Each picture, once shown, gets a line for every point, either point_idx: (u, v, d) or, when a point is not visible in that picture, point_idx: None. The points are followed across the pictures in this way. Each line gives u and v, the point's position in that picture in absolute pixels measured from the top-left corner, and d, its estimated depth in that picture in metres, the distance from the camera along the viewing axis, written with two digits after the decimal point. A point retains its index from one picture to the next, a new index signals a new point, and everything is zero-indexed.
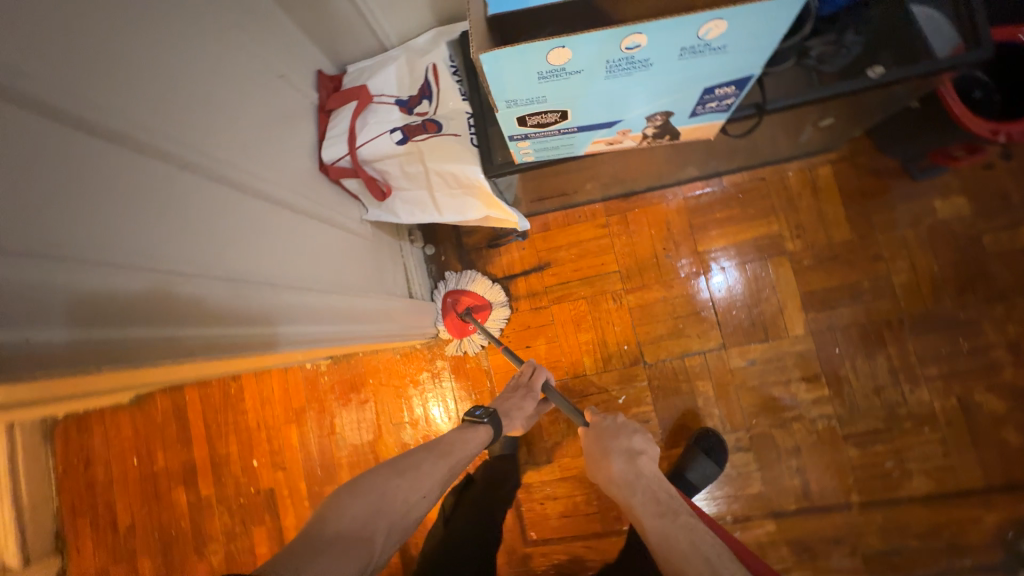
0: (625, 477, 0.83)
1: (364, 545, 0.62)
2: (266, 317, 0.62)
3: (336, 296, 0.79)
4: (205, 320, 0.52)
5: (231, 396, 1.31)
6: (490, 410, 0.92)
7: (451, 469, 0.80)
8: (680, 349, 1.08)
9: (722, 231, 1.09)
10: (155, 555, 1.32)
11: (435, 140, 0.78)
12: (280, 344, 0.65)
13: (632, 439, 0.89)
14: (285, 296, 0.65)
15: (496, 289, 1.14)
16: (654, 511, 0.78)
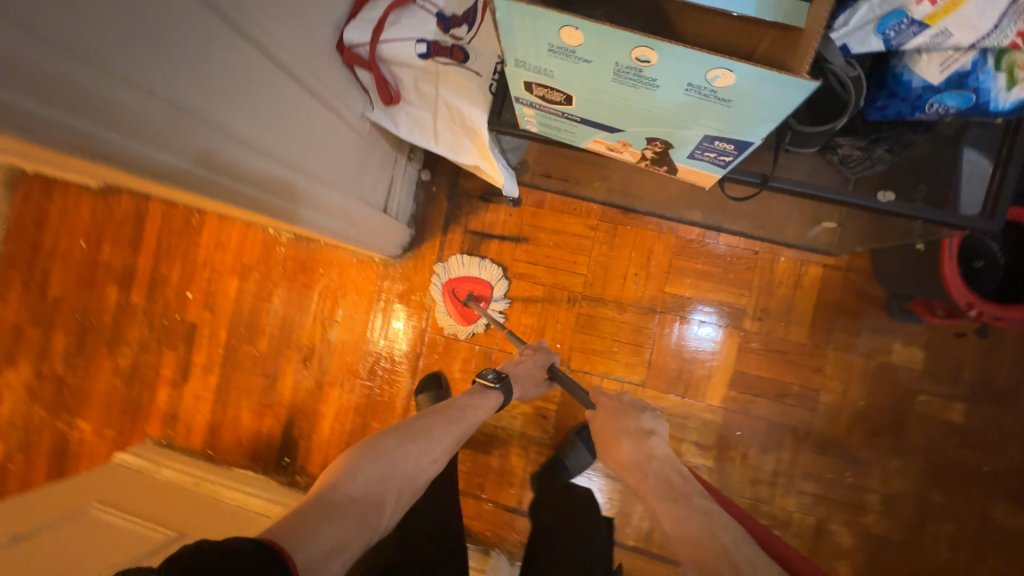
0: (637, 458, 0.81)
1: (373, 506, 0.69)
2: (249, 178, 0.66)
3: (323, 185, 0.82)
4: (192, 159, 0.57)
5: (191, 226, 1.33)
6: (502, 375, 0.96)
7: (458, 436, 0.85)
8: (604, 370, 1.11)
9: (695, 282, 1.09)
10: (72, 334, 1.38)
11: (456, 70, 0.75)
12: (252, 205, 0.71)
13: (643, 420, 0.86)
14: (274, 168, 0.69)
15: (487, 266, 1.15)
16: (668, 496, 0.74)
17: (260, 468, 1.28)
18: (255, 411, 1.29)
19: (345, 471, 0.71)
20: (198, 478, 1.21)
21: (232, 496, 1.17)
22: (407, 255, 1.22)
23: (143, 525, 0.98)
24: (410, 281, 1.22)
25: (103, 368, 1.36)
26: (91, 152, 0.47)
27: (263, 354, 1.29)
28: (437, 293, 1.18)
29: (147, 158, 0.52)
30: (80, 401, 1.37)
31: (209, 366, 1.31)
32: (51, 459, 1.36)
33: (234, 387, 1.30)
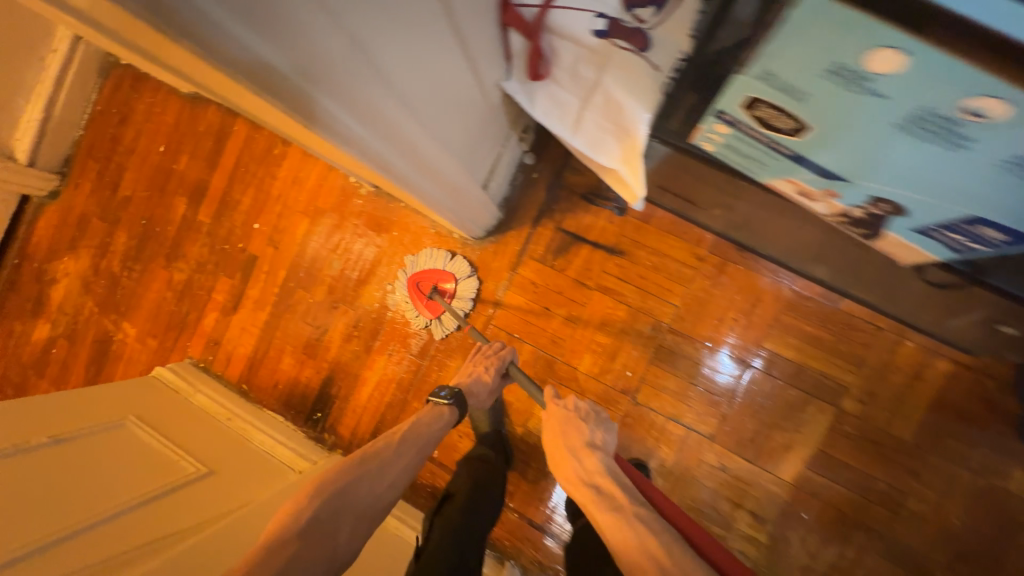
0: (582, 475, 0.70)
1: (326, 539, 0.64)
2: (375, 126, 0.59)
3: (440, 151, 0.74)
4: (326, 91, 0.50)
5: (272, 156, 1.27)
6: (455, 390, 0.90)
7: (418, 457, 0.82)
8: (672, 412, 1.02)
9: (797, 344, 0.98)
10: (133, 236, 1.36)
11: (631, 59, 0.64)
12: (367, 156, 0.64)
13: (588, 434, 0.76)
14: (400, 117, 0.61)
15: (455, 261, 1.13)
16: (607, 506, 0.64)
17: (289, 416, 1.25)
18: (296, 360, 1.25)
19: (292, 512, 0.65)
20: (228, 411, 1.19)
21: (260, 439, 1.15)
22: (489, 239, 1.14)
23: (178, 451, 0.96)
24: (485, 266, 1.14)
25: (157, 278, 1.34)
26: (236, 61, 0.41)
27: (317, 303, 1.24)
28: (401, 289, 1.17)
29: (283, 79, 0.45)
30: (129, 304, 1.36)
31: (261, 302, 1.28)
32: (93, 354, 1.37)
33: (281, 330, 1.27)
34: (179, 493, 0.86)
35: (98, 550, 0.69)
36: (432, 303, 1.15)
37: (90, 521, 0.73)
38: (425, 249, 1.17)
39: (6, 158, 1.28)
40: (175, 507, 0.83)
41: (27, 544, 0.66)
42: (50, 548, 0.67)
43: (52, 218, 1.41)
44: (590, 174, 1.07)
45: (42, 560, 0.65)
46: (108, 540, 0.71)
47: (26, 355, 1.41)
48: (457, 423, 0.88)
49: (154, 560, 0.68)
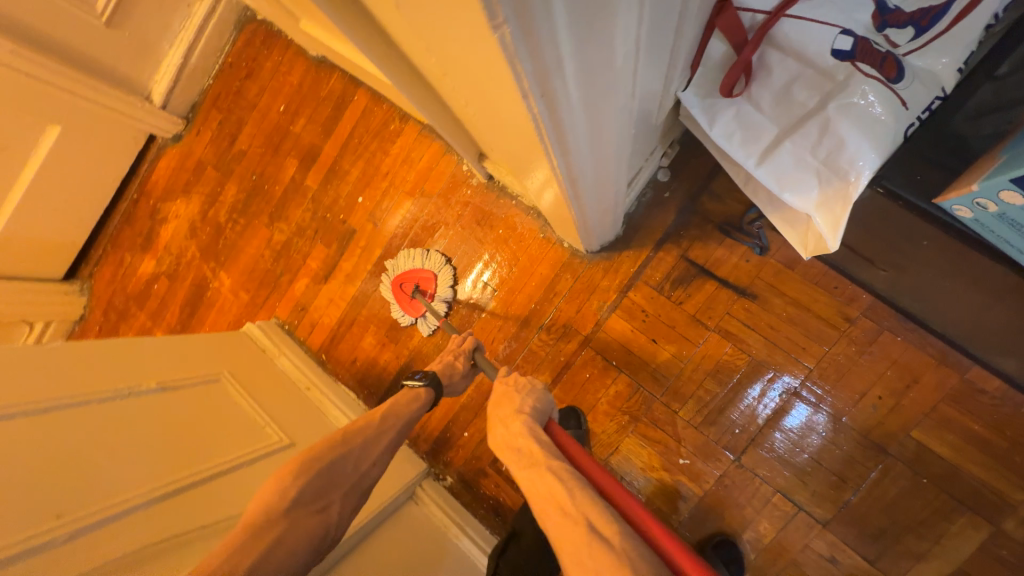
0: (506, 440, 0.58)
1: (316, 514, 0.63)
2: (593, 142, 0.51)
3: (617, 162, 0.65)
4: (584, 107, 0.42)
5: (387, 131, 1.24)
6: (430, 372, 0.80)
7: (399, 437, 0.74)
8: (781, 484, 0.91)
9: (956, 443, 0.83)
10: (243, 190, 1.39)
11: (874, 87, 0.54)
12: (562, 173, 0.56)
13: (518, 401, 0.63)
14: (614, 131, 0.52)
15: (430, 257, 1.17)
16: (525, 464, 0.54)
17: (362, 395, 1.24)
18: (378, 342, 1.24)
19: (277, 488, 0.62)
20: (309, 380, 1.19)
21: (334, 414, 1.14)
22: (602, 254, 1.04)
23: (262, 417, 0.96)
24: (592, 284, 1.05)
25: (258, 234, 1.36)
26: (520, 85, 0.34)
27: None
28: (386, 290, 1.19)
29: (564, 97, 0.37)
30: (229, 255, 1.39)
31: (353, 276, 1.27)
32: (188, 297, 1.42)
33: (367, 308, 1.25)
34: (260, 463, 0.85)
35: (184, 521, 0.68)
36: (415, 301, 1.17)
37: (180, 487, 0.73)
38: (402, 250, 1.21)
39: (143, 99, 1.35)
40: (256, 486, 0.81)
41: (123, 502, 0.66)
42: (145, 509, 0.67)
43: (172, 159, 1.47)
44: (732, 203, 0.96)
45: (135, 521, 0.65)
46: (198, 510, 0.71)
47: (130, 287, 1.49)
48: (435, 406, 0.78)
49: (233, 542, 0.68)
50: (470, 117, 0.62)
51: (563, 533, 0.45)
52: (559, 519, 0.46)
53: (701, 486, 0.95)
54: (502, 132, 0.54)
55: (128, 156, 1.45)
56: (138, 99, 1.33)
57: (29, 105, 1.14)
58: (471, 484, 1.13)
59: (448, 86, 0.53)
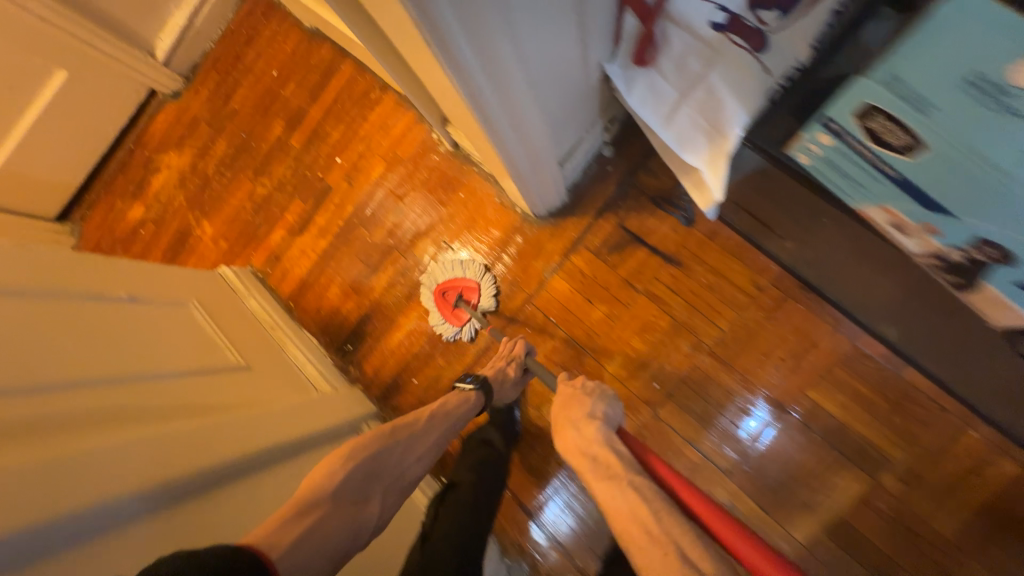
0: (581, 445, 0.65)
1: (351, 507, 0.68)
2: (493, 74, 0.62)
3: (537, 112, 0.76)
4: (474, 48, 0.56)
5: (368, 99, 1.35)
6: (479, 377, 0.96)
7: (445, 434, 0.86)
8: (690, 435, 0.99)
9: (843, 401, 0.92)
10: (232, 146, 1.49)
11: (743, 56, 0.63)
12: (479, 116, 0.69)
13: (589, 406, 0.71)
14: (520, 81, 0.67)
15: (476, 265, 1.16)
16: (602, 475, 0.59)
17: (323, 341, 1.32)
18: (342, 292, 1.33)
19: (327, 472, 0.68)
20: (275, 321, 1.27)
21: (293, 354, 1.22)
22: (550, 220, 1.14)
23: (223, 340, 1.05)
24: (538, 246, 1.14)
25: (241, 188, 1.46)
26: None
27: (374, 244, 1.31)
28: (428, 299, 1.20)
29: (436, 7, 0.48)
30: (213, 205, 1.49)
31: (325, 231, 1.36)
32: (171, 242, 1.51)
33: (336, 261, 1.34)
34: (216, 375, 0.95)
35: (144, 396, 0.79)
36: (458, 311, 1.18)
37: (139, 375, 0.82)
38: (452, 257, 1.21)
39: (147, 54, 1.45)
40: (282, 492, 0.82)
41: (73, 376, 0.74)
42: (91, 386, 0.75)
43: (170, 114, 1.57)
44: (666, 180, 1.06)
45: (86, 393, 0.73)
46: (142, 398, 0.79)
47: (118, 230, 1.58)
48: (481, 408, 0.93)
49: (182, 425, 0.76)
50: (416, 71, 0.73)
51: (648, 559, 0.49)
52: (636, 536, 0.51)
53: None
54: (424, 64, 0.65)
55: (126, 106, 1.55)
56: (142, 53, 1.44)
57: (40, 48, 1.24)
58: None
59: (387, 32, 0.62)
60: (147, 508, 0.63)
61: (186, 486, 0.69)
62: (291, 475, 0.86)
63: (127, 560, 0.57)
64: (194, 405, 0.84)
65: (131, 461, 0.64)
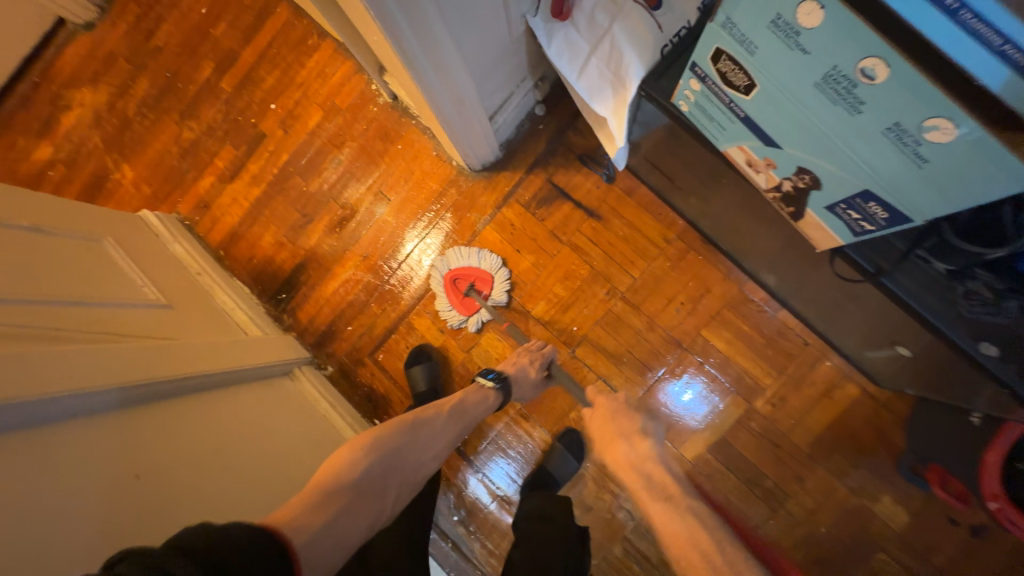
0: (632, 459, 0.75)
1: (376, 499, 0.71)
2: (412, 15, 0.64)
3: (461, 62, 0.80)
4: (401, 9, 0.62)
5: (305, 45, 1.32)
6: (502, 377, 0.97)
7: (461, 431, 0.89)
8: (603, 371, 1.10)
9: (730, 339, 1.05)
10: (155, 85, 1.40)
11: (641, 12, 0.70)
12: (405, 62, 0.72)
13: (643, 422, 0.82)
14: (455, 46, 0.75)
15: (488, 257, 1.15)
16: (658, 496, 0.69)
17: (255, 290, 1.31)
18: (276, 240, 1.31)
19: (349, 462, 0.71)
20: (199, 266, 1.24)
21: (221, 299, 1.21)
22: (485, 173, 1.19)
23: (140, 276, 1.03)
24: (473, 199, 1.19)
25: (166, 131, 1.39)
26: None
27: (311, 193, 1.30)
28: (436, 284, 1.17)
29: None
30: (134, 147, 1.40)
31: (258, 178, 1.33)
32: (85, 185, 1.41)
33: (271, 209, 1.32)
34: (149, 310, 0.97)
35: (84, 320, 0.84)
36: (468, 299, 1.16)
37: (73, 301, 0.86)
38: (464, 246, 1.18)
39: None
40: (265, 457, 0.87)
41: None
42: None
43: (81, 48, 1.45)
44: (591, 138, 1.13)
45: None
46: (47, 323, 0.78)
47: (21, 171, 1.45)
48: (499, 408, 0.95)
49: (93, 350, 0.76)
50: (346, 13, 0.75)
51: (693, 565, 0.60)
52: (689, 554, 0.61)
53: None
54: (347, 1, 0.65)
55: (27, 32, 1.42)
56: None
57: None
58: (349, 372, 1.24)
59: None
60: (110, 408, 0.74)
61: (138, 395, 0.78)
62: (218, 408, 0.89)
63: (82, 441, 0.67)
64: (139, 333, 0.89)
65: (89, 366, 0.73)
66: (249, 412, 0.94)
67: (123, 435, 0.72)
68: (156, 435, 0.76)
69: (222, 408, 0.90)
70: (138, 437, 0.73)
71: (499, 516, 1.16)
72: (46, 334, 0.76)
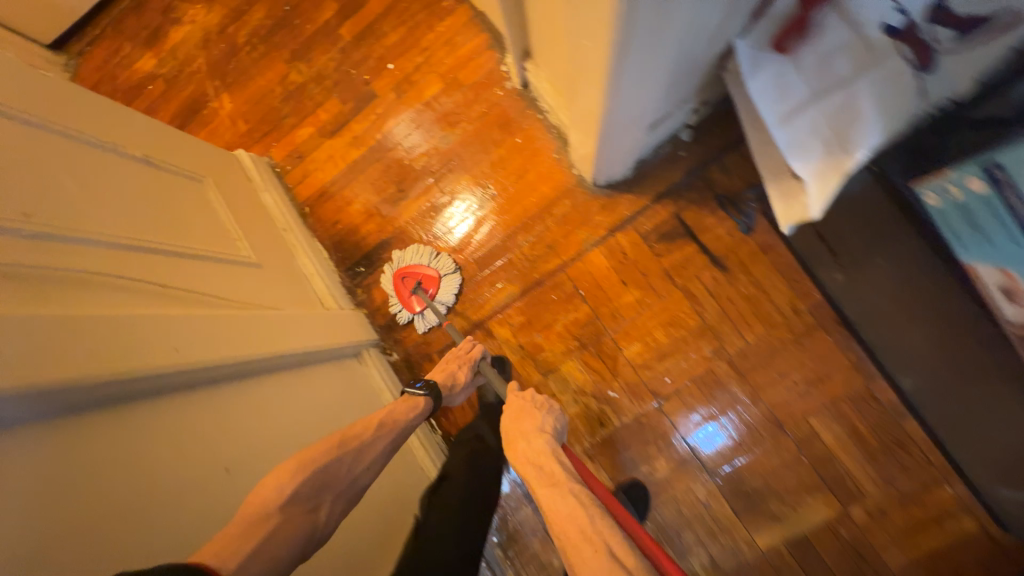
0: (529, 454, 0.75)
1: (306, 514, 0.64)
2: (649, 28, 0.55)
3: (653, 80, 0.70)
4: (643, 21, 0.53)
5: (438, 8, 1.23)
6: (432, 384, 0.92)
7: (393, 444, 0.80)
8: (687, 433, 1.02)
9: (838, 433, 0.96)
10: (271, 17, 1.33)
11: (900, 71, 0.58)
12: (611, 73, 0.62)
13: (540, 420, 0.81)
14: (665, 25, 0.56)
15: (441, 258, 1.15)
16: (548, 483, 0.69)
17: (333, 256, 1.25)
18: (365, 209, 1.24)
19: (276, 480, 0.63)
20: (286, 223, 1.19)
21: (303, 262, 1.15)
22: (607, 190, 1.09)
23: (235, 229, 0.98)
24: (586, 216, 1.09)
25: (273, 68, 1.31)
26: None
27: (411, 167, 1.22)
28: (386, 283, 1.17)
29: None
30: (238, 78, 1.33)
31: (359, 139, 1.25)
32: (182, 107, 1.36)
33: (365, 176, 1.24)
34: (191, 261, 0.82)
35: (112, 265, 0.68)
36: (415, 298, 1.16)
37: (101, 241, 0.69)
38: (411, 247, 1.19)
39: None
40: None
41: (92, 235, 0.68)
42: (91, 248, 0.67)
43: None
44: (737, 180, 1.02)
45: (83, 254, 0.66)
46: (140, 267, 0.73)
47: (122, 78, 1.40)
48: (428, 416, 0.89)
49: (185, 315, 0.72)
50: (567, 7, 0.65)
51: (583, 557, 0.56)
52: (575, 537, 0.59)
53: (618, 418, 1.05)
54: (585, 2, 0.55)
55: None
56: None
57: None
58: (415, 365, 1.17)
59: None
60: (191, 386, 0.68)
61: (169, 384, 0.64)
62: (290, 393, 0.84)
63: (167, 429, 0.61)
64: (174, 291, 0.75)
65: (100, 342, 0.58)
66: (317, 397, 0.89)
67: (135, 439, 0.57)
68: (203, 430, 0.66)
69: (257, 400, 0.77)
70: (153, 439, 0.59)
71: (537, 549, 1.10)
72: (127, 285, 0.69)
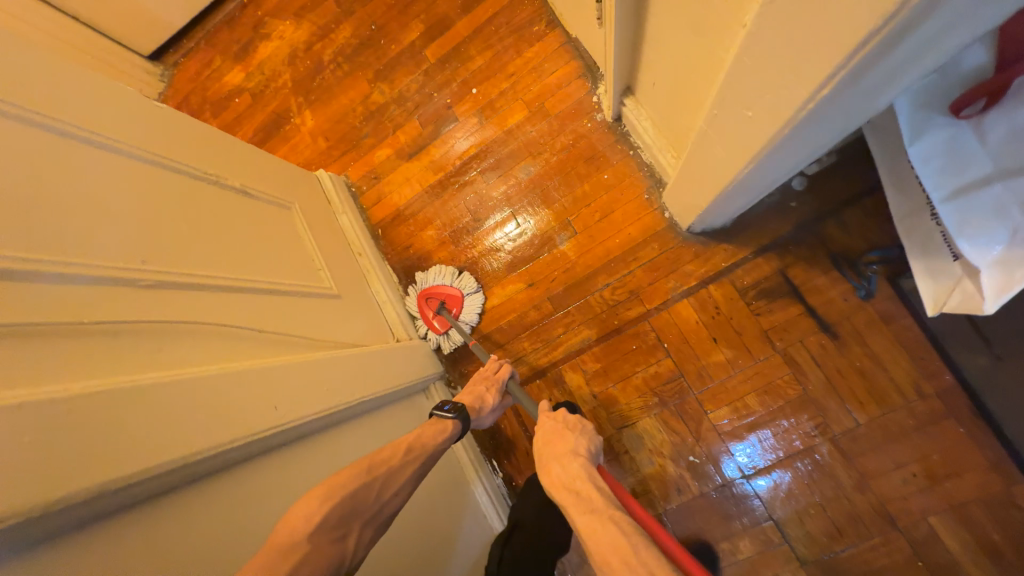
0: (564, 480, 0.61)
1: (334, 542, 0.54)
2: (828, 115, 0.48)
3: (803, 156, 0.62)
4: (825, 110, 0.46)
5: (527, 32, 1.18)
6: (460, 406, 0.81)
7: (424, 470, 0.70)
8: (778, 513, 0.90)
9: (969, 538, 0.82)
10: (357, 36, 1.33)
11: None
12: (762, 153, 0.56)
13: (573, 442, 0.66)
14: (845, 110, 0.49)
15: (464, 277, 1.14)
16: (583, 508, 0.55)
17: (403, 280, 1.23)
18: (438, 236, 1.21)
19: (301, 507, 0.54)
20: (361, 246, 1.17)
21: (376, 288, 1.14)
22: (701, 238, 1.01)
23: (319, 260, 0.99)
24: (676, 262, 1.01)
25: (355, 87, 1.31)
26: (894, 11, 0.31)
27: (488, 194, 1.17)
28: (410, 304, 1.17)
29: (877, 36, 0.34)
30: (320, 96, 1.34)
31: (437, 164, 1.22)
32: (264, 122, 1.38)
33: (440, 204, 1.21)
34: (262, 296, 0.79)
35: (202, 310, 0.67)
36: (438, 318, 1.15)
37: (182, 283, 0.67)
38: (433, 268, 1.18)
39: None
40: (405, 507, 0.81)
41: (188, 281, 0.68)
42: (185, 294, 0.67)
43: None
44: (857, 239, 0.91)
45: (173, 303, 0.64)
46: (221, 311, 0.70)
47: (211, 91, 1.44)
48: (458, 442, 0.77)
49: (275, 363, 0.69)
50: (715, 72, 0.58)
51: None
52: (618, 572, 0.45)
53: (698, 486, 0.96)
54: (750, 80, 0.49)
55: None
56: None
57: None
58: None
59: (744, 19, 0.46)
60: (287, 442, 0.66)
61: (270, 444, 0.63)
62: (365, 437, 0.81)
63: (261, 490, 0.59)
64: (253, 333, 0.73)
65: (202, 398, 0.56)
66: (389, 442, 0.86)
67: (231, 512, 0.54)
68: (293, 486, 0.64)
69: (332, 448, 0.73)
70: (237, 507, 0.55)
71: None
72: (218, 328, 0.68)
